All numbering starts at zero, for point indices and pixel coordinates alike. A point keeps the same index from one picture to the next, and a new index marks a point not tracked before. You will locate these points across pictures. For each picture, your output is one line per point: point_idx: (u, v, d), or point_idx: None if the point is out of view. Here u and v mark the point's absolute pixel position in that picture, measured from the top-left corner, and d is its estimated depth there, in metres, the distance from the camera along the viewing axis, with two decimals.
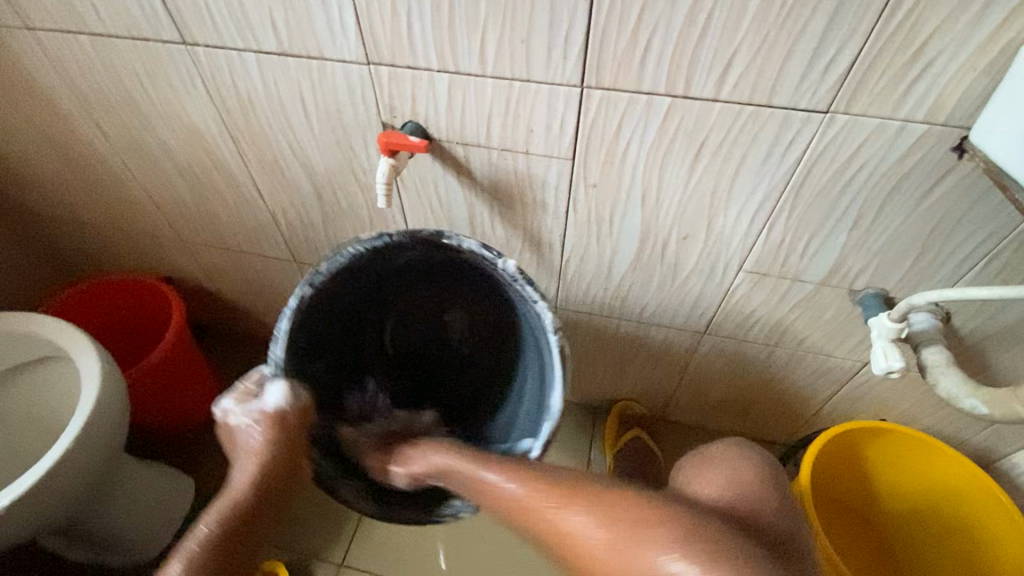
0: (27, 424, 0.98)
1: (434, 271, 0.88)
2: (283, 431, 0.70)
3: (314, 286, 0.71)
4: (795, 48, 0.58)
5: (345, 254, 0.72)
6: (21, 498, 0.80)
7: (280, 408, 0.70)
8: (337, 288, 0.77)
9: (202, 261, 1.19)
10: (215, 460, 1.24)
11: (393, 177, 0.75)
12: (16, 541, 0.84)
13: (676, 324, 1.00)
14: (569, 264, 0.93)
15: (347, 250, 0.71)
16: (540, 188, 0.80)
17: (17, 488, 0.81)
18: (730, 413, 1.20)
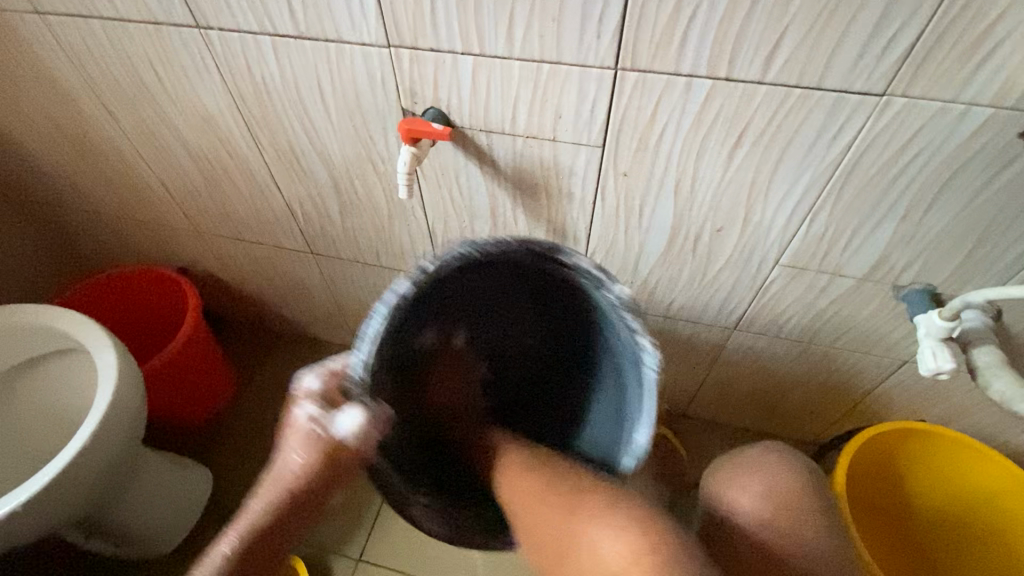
0: (46, 415, 0.98)
1: (528, 290, 0.76)
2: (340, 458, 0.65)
3: (400, 300, 0.61)
4: (852, 25, 0.53)
5: (430, 264, 0.62)
6: (41, 491, 0.80)
7: (344, 438, 0.63)
8: (417, 304, 0.66)
9: (217, 252, 1.17)
10: (232, 452, 1.23)
11: (415, 166, 0.73)
12: (36, 535, 0.83)
13: (705, 319, 0.96)
14: (595, 258, 0.89)
15: (435, 258, 0.62)
16: (567, 179, 0.77)
17: (37, 483, 0.80)
18: (757, 411, 1.16)
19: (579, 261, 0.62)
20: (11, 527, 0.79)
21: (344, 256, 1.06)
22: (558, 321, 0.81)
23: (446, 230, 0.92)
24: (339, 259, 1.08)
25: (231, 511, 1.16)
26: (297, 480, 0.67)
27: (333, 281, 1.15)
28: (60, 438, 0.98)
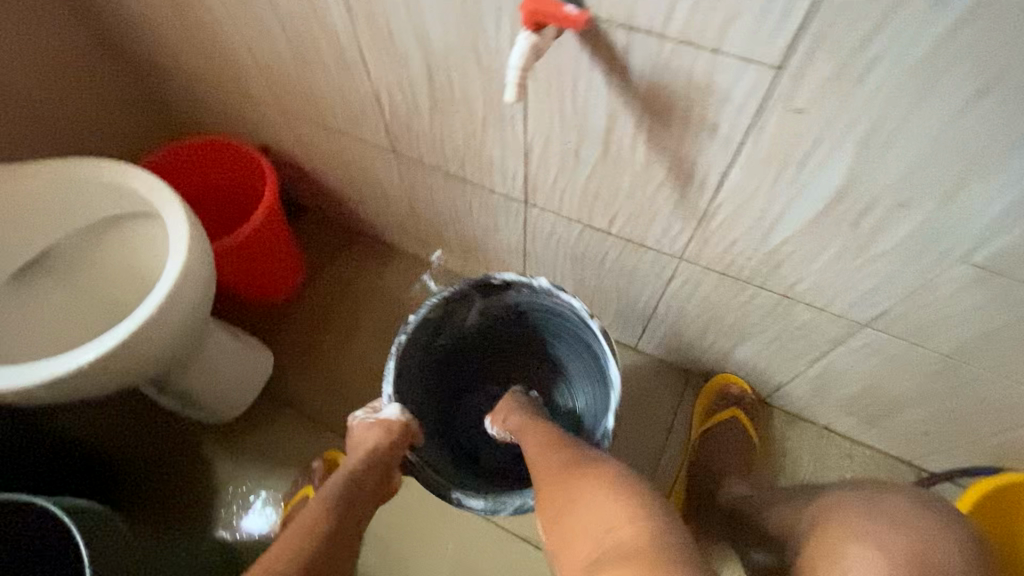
0: (119, 279, 0.98)
1: (490, 334, 0.98)
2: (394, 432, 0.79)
3: (414, 340, 0.88)
4: None
5: (430, 310, 0.88)
6: (109, 354, 0.80)
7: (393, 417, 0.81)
8: (409, 347, 0.88)
9: (298, 134, 1.10)
10: (293, 339, 1.24)
11: (532, 62, 0.58)
12: (104, 391, 0.85)
13: (833, 306, 0.80)
14: (719, 213, 0.73)
15: (426, 305, 0.87)
16: (716, 108, 0.60)
17: (105, 343, 0.80)
18: (857, 415, 1.01)
19: (504, 277, 0.88)
20: (81, 380, 0.81)
21: (427, 160, 0.96)
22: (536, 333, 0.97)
23: (545, 149, 0.78)
24: (421, 164, 0.98)
25: (286, 395, 1.18)
26: (362, 464, 0.76)
27: (411, 186, 1.06)
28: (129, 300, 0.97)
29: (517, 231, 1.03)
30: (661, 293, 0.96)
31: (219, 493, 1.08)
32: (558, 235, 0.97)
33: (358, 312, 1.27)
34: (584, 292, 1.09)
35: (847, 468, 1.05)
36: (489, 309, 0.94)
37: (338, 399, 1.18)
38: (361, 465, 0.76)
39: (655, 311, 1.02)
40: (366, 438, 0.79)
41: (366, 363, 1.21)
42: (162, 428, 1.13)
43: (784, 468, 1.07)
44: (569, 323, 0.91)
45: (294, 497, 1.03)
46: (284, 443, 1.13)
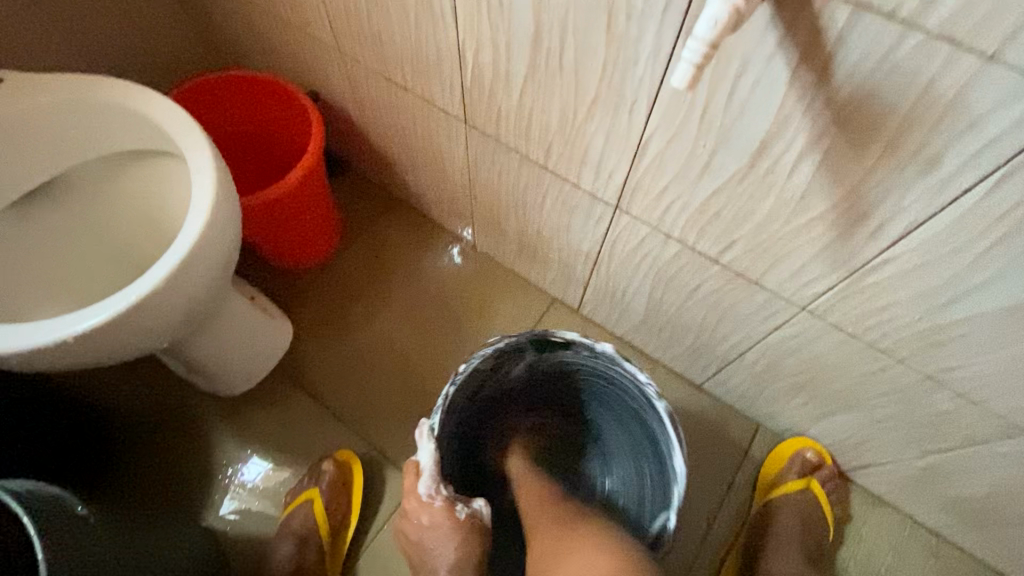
0: (140, 225, 0.87)
1: (532, 391, 0.85)
2: (481, 551, 0.68)
3: (460, 393, 0.75)
4: None
5: (481, 362, 0.75)
6: (102, 328, 0.64)
7: (470, 513, 0.69)
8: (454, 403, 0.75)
9: (356, 85, 0.95)
10: (318, 313, 1.11)
11: (726, 35, 0.41)
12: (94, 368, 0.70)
13: (992, 403, 0.64)
14: (883, 267, 0.57)
15: (479, 355, 0.74)
16: (949, 135, 0.44)
17: (97, 317, 0.64)
18: (960, 517, 0.85)
19: (567, 336, 0.75)
20: (68, 354, 0.65)
21: (503, 138, 0.80)
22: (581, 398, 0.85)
23: (666, 152, 0.62)
24: (495, 141, 0.82)
25: (301, 375, 1.06)
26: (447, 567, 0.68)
27: (476, 165, 0.91)
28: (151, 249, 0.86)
29: (591, 238, 0.87)
30: (756, 341, 0.80)
31: (217, 477, 0.98)
32: (644, 252, 0.81)
33: (389, 295, 1.12)
34: (655, 319, 0.93)
35: (932, 571, 0.89)
36: (539, 364, 0.81)
37: (358, 387, 1.05)
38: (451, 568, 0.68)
39: (738, 358, 0.87)
40: (445, 539, 0.67)
41: (393, 352, 1.08)
42: (168, 394, 1.02)
43: (856, 558, 0.91)
44: (625, 395, 0.79)
45: (294, 499, 0.92)
46: (295, 430, 1.02)
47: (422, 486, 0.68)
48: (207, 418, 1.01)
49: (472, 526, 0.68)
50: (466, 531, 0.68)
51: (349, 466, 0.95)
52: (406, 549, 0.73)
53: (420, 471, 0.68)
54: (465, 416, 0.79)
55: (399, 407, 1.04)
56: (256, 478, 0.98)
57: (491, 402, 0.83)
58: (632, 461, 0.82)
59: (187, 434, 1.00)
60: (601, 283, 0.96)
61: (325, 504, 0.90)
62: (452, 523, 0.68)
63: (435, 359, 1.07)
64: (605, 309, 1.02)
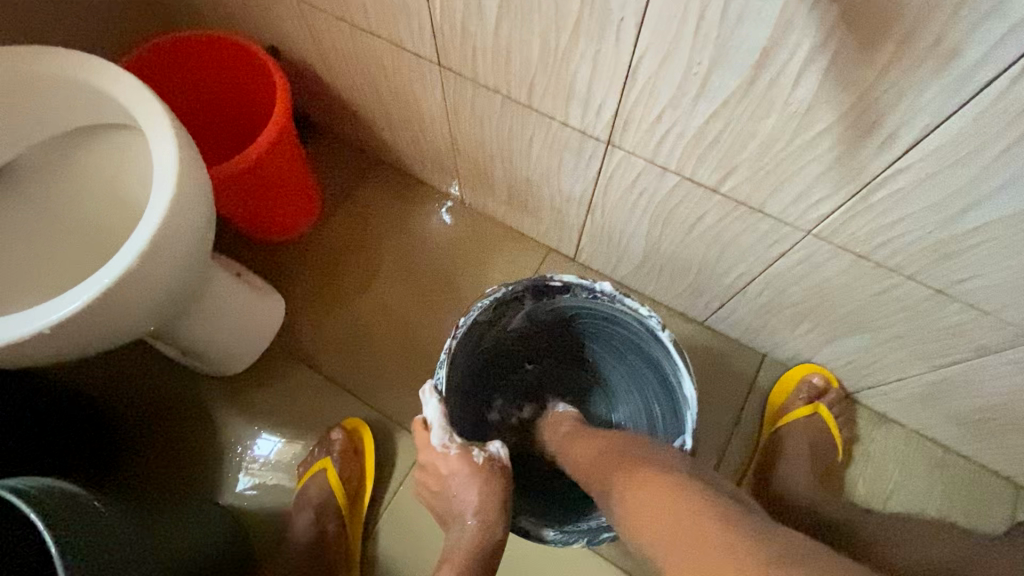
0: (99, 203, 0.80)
1: (530, 346, 0.84)
2: (507, 494, 0.63)
3: (462, 346, 0.75)
4: None
5: (480, 314, 0.75)
6: (78, 316, 0.61)
7: (487, 454, 0.65)
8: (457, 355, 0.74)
9: (318, 36, 0.88)
10: (308, 285, 1.08)
11: None
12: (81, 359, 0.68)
13: (1005, 312, 0.62)
14: (895, 179, 0.54)
15: (477, 306, 0.74)
16: (969, 22, 0.40)
17: (72, 304, 0.61)
18: (967, 427, 0.86)
19: (564, 279, 0.75)
20: (50, 346, 0.63)
21: (481, 79, 0.75)
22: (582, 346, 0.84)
23: (658, 75, 0.58)
24: (472, 83, 0.77)
25: (299, 347, 1.04)
26: (476, 519, 0.61)
27: (455, 112, 0.86)
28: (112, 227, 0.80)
29: (583, 180, 0.83)
30: (761, 271, 0.78)
31: (228, 456, 0.97)
32: (640, 189, 0.77)
33: (380, 260, 1.09)
34: (654, 259, 0.91)
35: (940, 481, 0.91)
36: (537, 314, 0.80)
37: (359, 354, 1.04)
38: (481, 513, 0.61)
39: (742, 291, 0.85)
40: (467, 483, 0.63)
41: (390, 315, 1.06)
42: (167, 378, 1.01)
43: (865, 476, 0.92)
44: (628, 333, 0.78)
45: (307, 471, 0.92)
46: (300, 403, 1.01)
47: (435, 437, 0.66)
48: (210, 398, 1.00)
49: (492, 468, 0.64)
50: (488, 475, 0.63)
51: (358, 433, 0.95)
52: (433, 509, 0.70)
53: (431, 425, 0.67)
54: (468, 370, 0.78)
55: (402, 370, 1.02)
56: (269, 454, 0.98)
57: (493, 357, 0.82)
58: (641, 397, 0.81)
59: (192, 416, 0.99)
60: (596, 227, 0.92)
61: (339, 473, 0.90)
62: (470, 467, 0.64)
63: (434, 319, 1.05)
64: (602, 254, 0.99)
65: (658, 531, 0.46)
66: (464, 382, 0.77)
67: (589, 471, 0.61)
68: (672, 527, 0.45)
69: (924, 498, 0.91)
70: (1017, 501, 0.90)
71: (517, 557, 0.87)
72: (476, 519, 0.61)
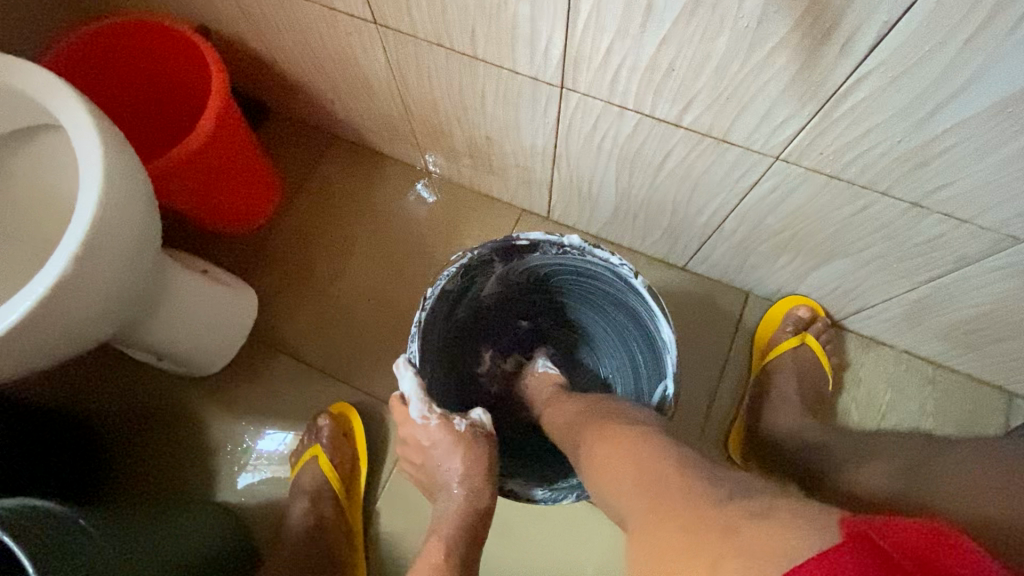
0: (33, 210, 0.76)
1: (507, 308, 0.82)
2: (492, 459, 0.62)
3: (435, 319, 0.73)
4: None
5: (449, 284, 0.72)
6: (21, 325, 0.58)
7: (471, 424, 0.63)
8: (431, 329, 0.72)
9: (246, 8, 0.82)
10: (277, 274, 1.05)
11: None
12: (35, 372, 0.66)
13: (980, 219, 0.61)
14: (858, 87, 0.51)
15: (443, 276, 0.71)
16: None
17: (11, 315, 0.58)
18: (955, 341, 0.85)
19: (530, 237, 0.72)
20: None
21: (421, 32, 0.70)
22: (558, 303, 0.83)
23: (600, 5, 0.54)
24: (413, 39, 0.72)
25: (277, 339, 1.02)
26: (463, 489, 0.60)
27: (401, 73, 0.81)
28: (50, 234, 0.75)
29: (543, 131, 0.79)
30: (734, 205, 0.75)
31: (218, 454, 0.96)
32: (601, 133, 0.73)
33: (349, 239, 1.06)
34: (627, 208, 0.88)
35: (932, 398, 0.91)
36: (509, 276, 0.78)
37: (339, 339, 1.01)
38: (468, 482, 0.61)
39: (717, 230, 0.83)
40: (451, 454, 0.62)
41: (364, 295, 1.03)
42: (146, 384, 0.99)
43: (857, 401, 0.92)
44: (603, 284, 0.76)
45: (298, 460, 0.91)
46: (286, 393, 0.99)
47: (414, 410, 0.64)
48: (193, 399, 0.99)
49: (474, 435, 0.63)
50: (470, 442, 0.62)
51: (346, 416, 0.94)
52: (420, 481, 0.69)
53: (409, 399, 0.65)
54: (444, 340, 0.76)
55: (385, 350, 1.01)
56: (279, 447, 0.97)
57: (471, 324, 0.80)
58: (623, 349, 0.80)
59: (177, 418, 0.98)
60: (564, 180, 0.89)
61: (330, 459, 0.89)
62: (453, 437, 0.62)
63: (411, 294, 1.03)
64: (574, 209, 0.96)
65: (620, 487, 0.46)
66: (443, 354, 0.76)
67: (568, 435, 0.60)
68: (643, 480, 0.44)
69: (917, 416, 0.91)
70: (1010, 408, 0.90)
71: (518, 518, 0.88)
72: (463, 490, 0.60)
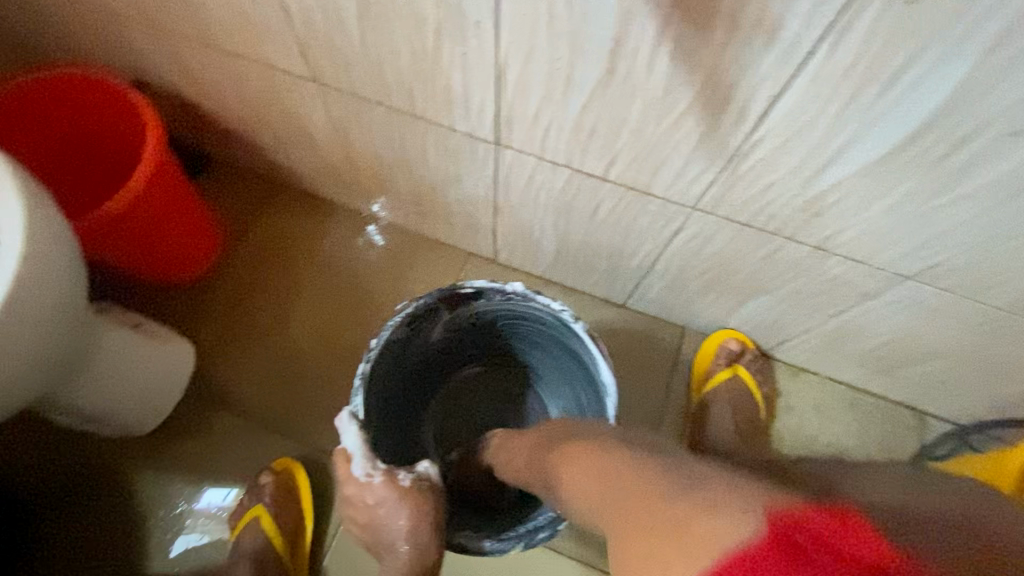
0: None
1: (455, 353, 0.84)
2: (438, 512, 0.63)
3: (382, 374, 0.73)
4: None
5: (394, 337, 0.73)
6: None
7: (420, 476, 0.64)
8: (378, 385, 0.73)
9: (184, 62, 0.83)
10: (218, 326, 1.02)
11: None
12: None
13: (872, 261, 0.68)
14: (756, 149, 0.57)
15: (388, 326, 0.71)
16: (783, 1, 0.41)
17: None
18: (870, 366, 0.92)
19: (475, 285, 0.74)
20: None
21: (361, 90, 0.73)
22: (505, 347, 0.84)
23: (525, 71, 0.58)
24: (353, 96, 0.75)
25: (218, 393, 0.98)
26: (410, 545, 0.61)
27: (343, 127, 0.83)
28: None
29: (483, 181, 0.83)
30: (663, 248, 0.80)
31: (149, 520, 0.91)
32: (537, 184, 0.77)
33: (295, 288, 1.04)
34: (567, 251, 0.92)
35: (855, 420, 0.98)
36: (455, 322, 0.79)
37: (284, 391, 0.99)
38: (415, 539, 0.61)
39: (650, 271, 0.88)
40: (395, 512, 0.62)
41: (311, 344, 1.01)
42: (67, 447, 0.93)
43: (788, 426, 0.98)
44: (546, 328, 0.78)
45: (239, 522, 0.88)
46: (226, 452, 0.95)
47: (358, 468, 0.64)
48: (123, 461, 0.93)
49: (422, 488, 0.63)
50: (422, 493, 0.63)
51: (292, 473, 0.91)
52: (364, 542, 0.67)
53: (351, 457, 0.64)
54: (391, 390, 0.76)
55: (332, 401, 0.99)
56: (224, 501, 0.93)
57: (419, 371, 0.81)
58: (568, 389, 0.82)
59: (105, 483, 0.92)
60: (506, 226, 0.93)
61: (274, 518, 0.86)
62: (397, 491, 0.62)
63: (358, 341, 1.02)
64: (519, 252, 0.99)
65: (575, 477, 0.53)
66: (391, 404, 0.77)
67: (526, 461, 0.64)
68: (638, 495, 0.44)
69: (842, 437, 0.98)
70: (922, 426, 0.98)
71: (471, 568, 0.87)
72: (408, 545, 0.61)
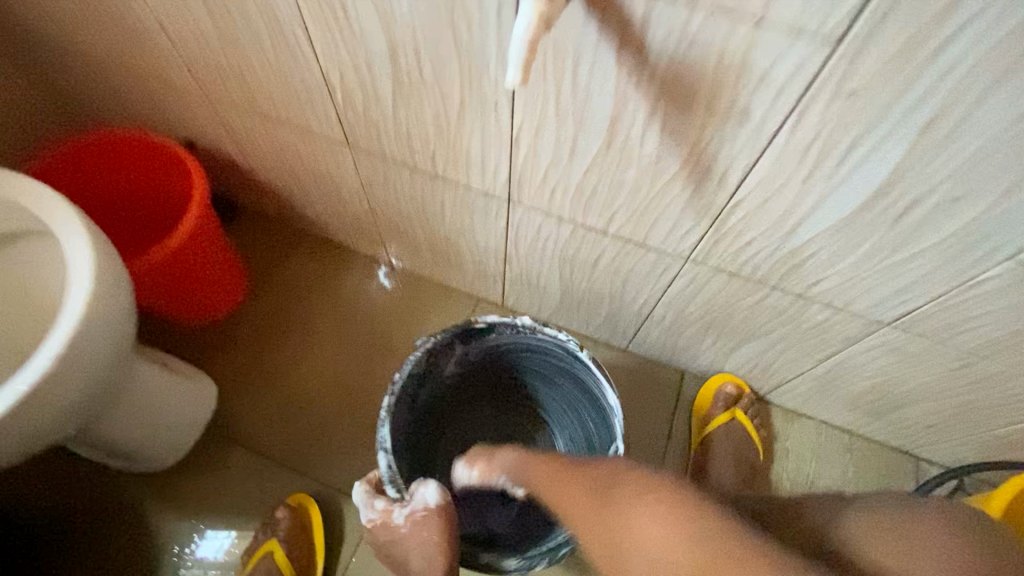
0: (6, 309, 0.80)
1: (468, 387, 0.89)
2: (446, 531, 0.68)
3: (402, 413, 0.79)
4: None
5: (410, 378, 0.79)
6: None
7: (427, 505, 0.68)
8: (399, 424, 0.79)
9: (231, 126, 0.93)
10: (240, 365, 1.07)
11: (538, 37, 0.45)
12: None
13: (850, 309, 0.74)
14: (736, 210, 0.64)
15: (409, 359, 0.78)
16: (749, 90, 0.50)
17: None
18: (862, 410, 0.96)
19: (487, 319, 0.81)
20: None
21: (390, 153, 0.82)
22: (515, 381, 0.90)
23: (535, 140, 0.67)
24: (382, 158, 0.84)
25: (236, 431, 1.02)
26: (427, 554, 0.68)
27: (369, 183, 0.92)
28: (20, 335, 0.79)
29: (495, 233, 0.91)
30: (660, 295, 0.87)
31: (162, 557, 0.93)
32: (544, 236, 0.85)
33: (313, 329, 1.11)
34: (572, 297, 0.99)
35: (851, 464, 1.02)
36: (469, 357, 0.85)
37: (301, 429, 1.03)
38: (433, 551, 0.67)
39: (649, 316, 0.94)
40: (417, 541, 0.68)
41: (328, 383, 1.07)
42: (89, 480, 0.97)
43: (787, 470, 1.01)
44: (554, 358, 0.84)
45: (253, 557, 0.90)
46: (241, 488, 0.98)
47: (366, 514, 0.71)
48: (140, 498, 0.96)
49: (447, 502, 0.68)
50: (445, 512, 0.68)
51: (306, 510, 0.94)
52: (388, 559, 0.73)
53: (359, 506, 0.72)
54: (408, 421, 0.81)
55: (346, 439, 1.03)
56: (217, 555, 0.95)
57: (434, 404, 0.86)
58: (575, 418, 0.87)
59: (121, 517, 0.95)
60: (515, 274, 1.00)
61: (287, 553, 0.89)
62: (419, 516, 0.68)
63: (373, 381, 1.07)
64: (526, 298, 1.06)
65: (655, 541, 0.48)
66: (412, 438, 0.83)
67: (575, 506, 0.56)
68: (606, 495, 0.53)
69: (839, 481, 1.01)
70: (917, 470, 1.01)
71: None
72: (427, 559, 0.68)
